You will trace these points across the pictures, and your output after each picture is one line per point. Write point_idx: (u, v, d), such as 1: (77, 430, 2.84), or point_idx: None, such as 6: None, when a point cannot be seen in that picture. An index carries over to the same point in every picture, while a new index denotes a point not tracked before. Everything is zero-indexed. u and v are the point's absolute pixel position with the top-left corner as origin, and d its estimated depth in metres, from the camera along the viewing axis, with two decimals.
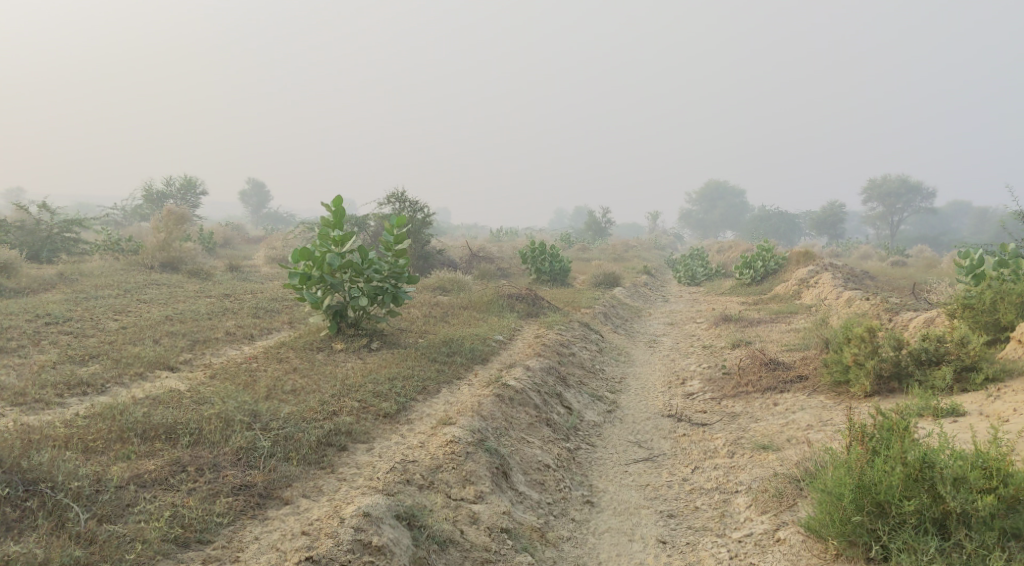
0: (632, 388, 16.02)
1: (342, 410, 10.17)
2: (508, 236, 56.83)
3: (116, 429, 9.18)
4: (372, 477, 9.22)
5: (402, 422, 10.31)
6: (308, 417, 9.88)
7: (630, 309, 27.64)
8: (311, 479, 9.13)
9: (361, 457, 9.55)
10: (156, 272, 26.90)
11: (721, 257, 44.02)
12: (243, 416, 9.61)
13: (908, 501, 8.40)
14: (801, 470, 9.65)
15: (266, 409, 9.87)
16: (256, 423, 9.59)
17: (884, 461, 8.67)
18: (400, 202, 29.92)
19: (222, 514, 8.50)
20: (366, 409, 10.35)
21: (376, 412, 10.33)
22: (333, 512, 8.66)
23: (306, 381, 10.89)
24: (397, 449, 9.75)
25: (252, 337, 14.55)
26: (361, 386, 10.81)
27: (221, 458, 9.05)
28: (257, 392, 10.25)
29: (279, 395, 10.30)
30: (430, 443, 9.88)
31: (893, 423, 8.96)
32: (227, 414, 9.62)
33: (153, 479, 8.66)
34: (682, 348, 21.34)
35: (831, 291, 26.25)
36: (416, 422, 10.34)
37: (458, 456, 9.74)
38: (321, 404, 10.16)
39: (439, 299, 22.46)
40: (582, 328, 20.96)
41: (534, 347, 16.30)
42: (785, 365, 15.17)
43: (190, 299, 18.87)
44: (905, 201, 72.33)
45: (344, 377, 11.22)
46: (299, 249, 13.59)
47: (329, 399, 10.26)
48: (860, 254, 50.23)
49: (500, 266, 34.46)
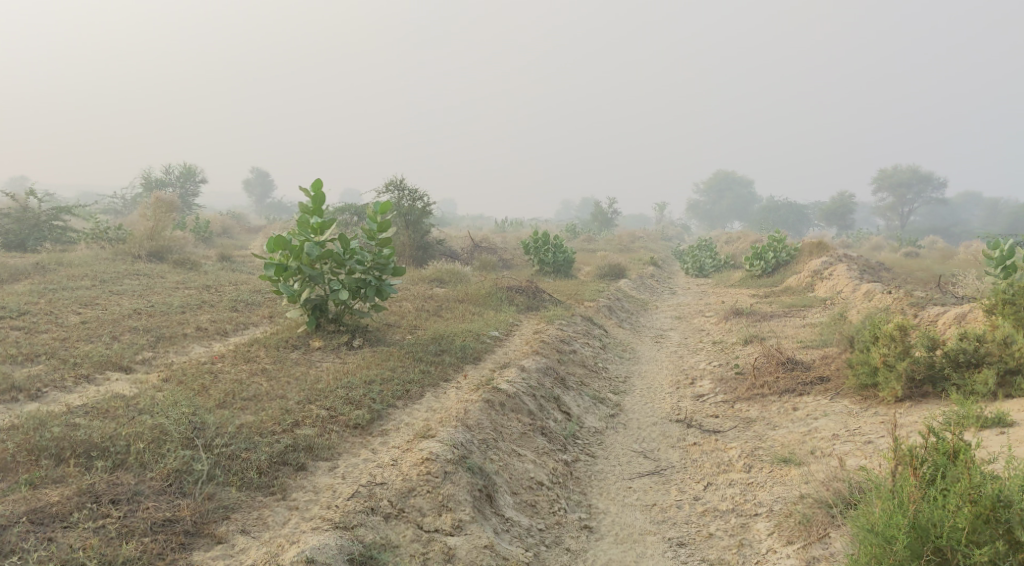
0: (638, 389, 14.84)
1: (305, 421, 9.07)
2: (513, 226, 55.64)
3: (26, 450, 8.09)
4: (329, 506, 8.15)
5: (375, 434, 9.19)
6: (263, 429, 8.77)
7: (636, 302, 26.44)
8: (256, 509, 8.05)
9: (321, 479, 8.45)
10: (142, 261, 25.73)
11: (729, 248, 42.73)
12: (182, 431, 8.48)
13: (981, 548, 7.32)
14: (831, 494, 8.45)
15: (214, 420, 8.74)
16: (197, 438, 8.46)
17: (948, 498, 7.59)
18: (399, 190, 28.67)
19: (131, 559, 7.42)
20: (334, 419, 9.23)
21: (345, 423, 9.21)
22: (272, 556, 7.63)
23: (272, 384, 9.76)
24: (364, 468, 8.64)
25: (225, 333, 13.40)
26: (333, 391, 9.68)
27: (145, 485, 7.94)
28: (209, 400, 9.12)
29: (236, 403, 9.17)
30: (404, 461, 8.75)
31: (950, 448, 7.90)
32: (164, 427, 8.49)
33: (54, 515, 7.57)
34: (691, 345, 20.16)
35: (847, 284, 24.99)
36: (392, 434, 9.20)
37: (434, 477, 8.61)
38: (281, 414, 9.05)
39: (435, 292, 21.28)
40: (585, 323, 19.80)
41: (532, 344, 15.13)
42: (804, 364, 13.99)
43: (169, 291, 17.72)
44: (916, 192, 70.80)
45: (315, 379, 10.08)
46: (275, 237, 12.46)
47: (292, 408, 9.15)
48: (871, 245, 48.87)
49: (503, 257, 33.24)
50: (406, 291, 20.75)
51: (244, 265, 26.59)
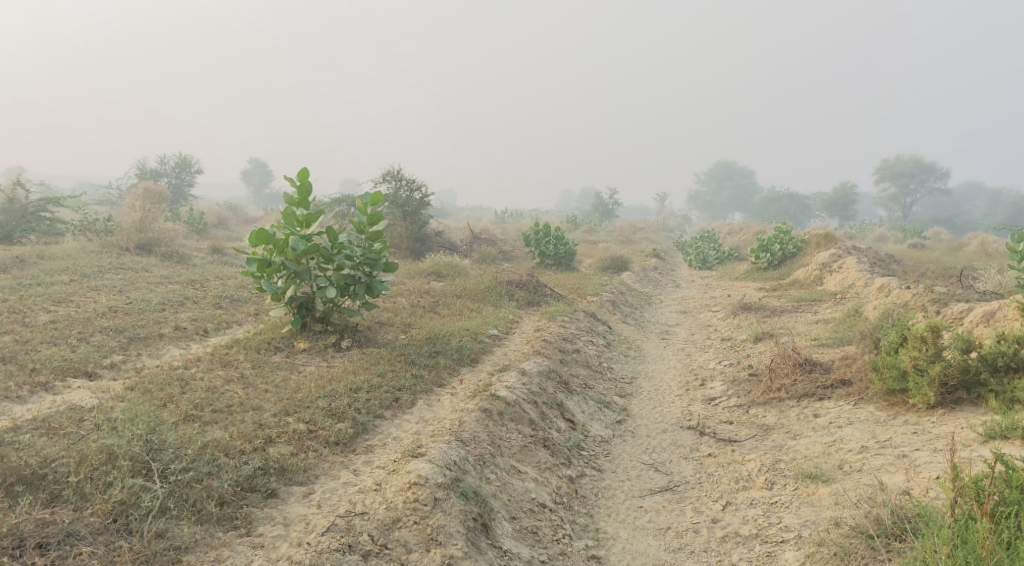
0: (645, 391, 13.98)
1: (280, 437, 8.35)
2: (514, 217, 54.72)
3: None
4: (300, 542, 7.43)
5: (358, 452, 8.45)
6: (231, 449, 8.06)
7: (639, 297, 25.54)
8: (213, 548, 7.34)
9: (293, 509, 7.75)
10: (129, 254, 24.82)
11: (732, 240, 41.74)
12: (135, 453, 7.72)
13: None
14: (877, 524, 7.77)
15: (174, 438, 7.99)
16: (152, 462, 7.71)
17: None
18: (395, 180, 27.73)
19: None
20: (314, 434, 8.50)
21: (324, 438, 8.47)
22: None
23: (248, 394, 8.96)
24: (343, 494, 7.89)
25: (206, 333, 12.53)
26: (313, 401, 8.91)
27: (82, 524, 7.22)
28: (175, 413, 8.38)
29: (204, 417, 8.43)
30: (389, 485, 7.95)
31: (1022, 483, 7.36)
32: (114, 449, 7.73)
33: None
34: (698, 342, 19.32)
35: (859, 278, 24.07)
36: (377, 452, 8.47)
37: (422, 505, 7.79)
38: (252, 430, 8.32)
39: (431, 287, 20.41)
40: (588, 319, 18.93)
41: (533, 343, 14.27)
42: (823, 366, 13.12)
43: (152, 286, 16.84)
44: (917, 182, 69.72)
45: (296, 387, 9.27)
46: (257, 231, 11.57)
47: (267, 423, 8.45)
48: (875, 237, 47.93)
49: (504, 250, 32.31)
50: (402, 287, 19.88)
51: (235, 257, 25.70)
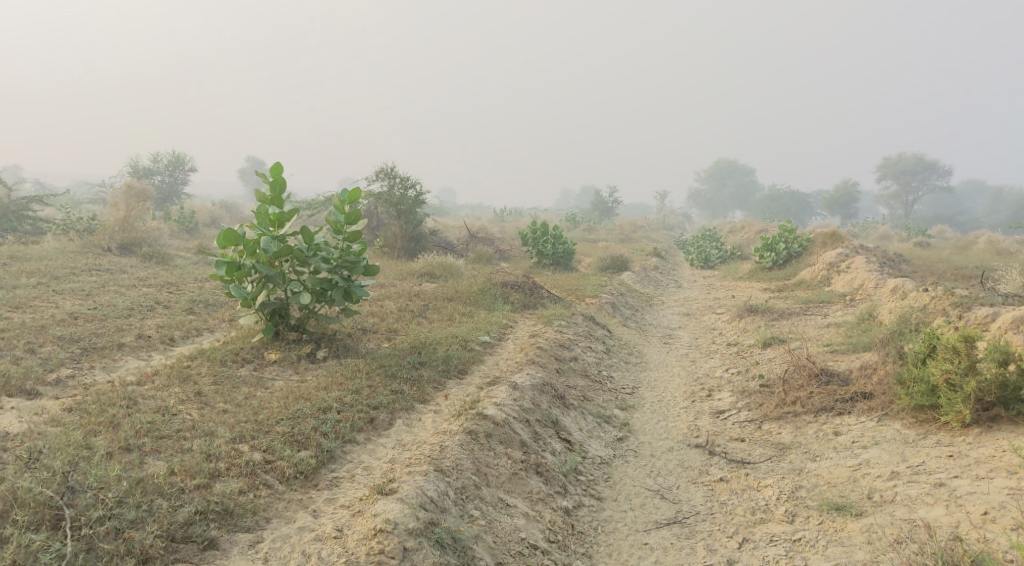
0: (648, 402, 13.01)
1: (231, 469, 7.67)
2: (513, 216, 53.60)
3: None
4: None
5: (322, 487, 7.78)
6: (168, 488, 7.36)
7: (641, 298, 24.55)
8: None
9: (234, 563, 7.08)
10: (110, 255, 23.81)
11: (735, 238, 40.73)
12: (48, 496, 6.99)
13: None
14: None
15: (99, 475, 7.27)
16: (66, 507, 6.99)
17: None
18: (389, 178, 26.76)
19: None
20: (271, 467, 7.80)
21: (283, 472, 7.78)
22: None
23: (201, 418, 8.15)
24: (296, 543, 7.25)
25: (171, 341, 11.53)
26: (274, 425, 8.18)
27: None
28: (113, 442, 7.68)
29: (146, 446, 7.73)
30: (351, 532, 7.32)
31: None
32: (24, 492, 7.01)
33: None
34: (702, 347, 18.38)
35: (869, 278, 23.08)
36: (343, 487, 7.79)
37: (388, 558, 7.16)
38: (197, 463, 7.61)
39: (422, 289, 19.42)
40: (586, 323, 17.98)
41: (527, 352, 13.34)
42: (840, 376, 12.16)
43: (125, 289, 15.87)
44: (921, 179, 68.68)
45: (259, 408, 8.42)
46: (225, 231, 10.60)
47: (216, 453, 7.76)
48: (880, 235, 46.85)
49: (502, 250, 31.28)
50: (391, 289, 18.89)
51: None
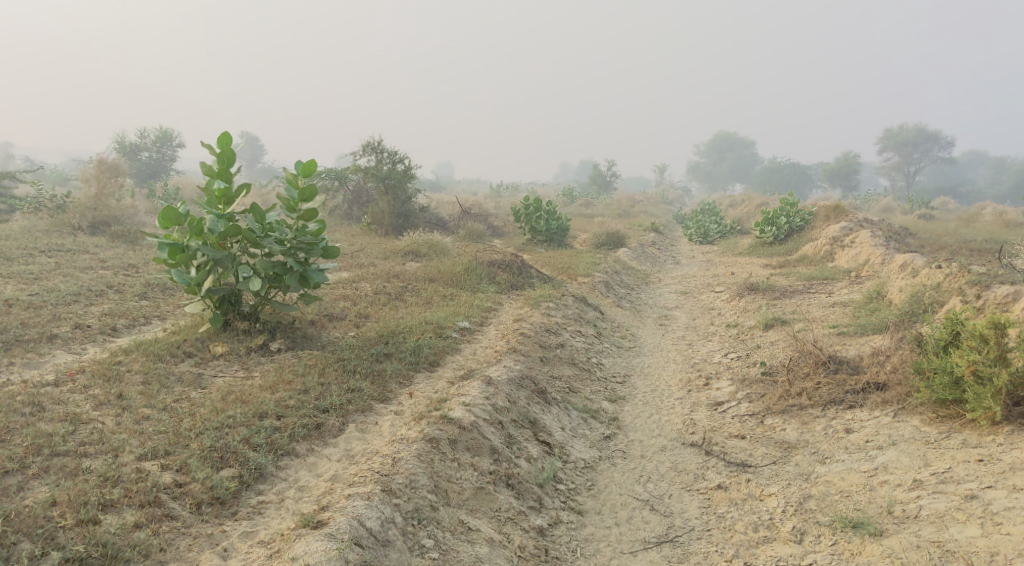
0: (640, 393, 11.93)
1: (129, 498, 6.92)
2: (508, 192, 52.26)
3: None
4: None
5: (240, 517, 7.02)
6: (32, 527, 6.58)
7: (636, 276, 23.42)
8: None
9: None
10: (81, 234, 22.63)
11: (735, 212, 39.52)
12: None
13: None
14: None
15: None
16: None
17: None
18: (376, 152, 25.66)
19: None
20: (182, 492, 7.07)
21: (198, 500, 7.04)
22: None
23: (110, 433, 7.44)
24: None
25: (114, 331, 10.36)
26: (195, 438, 7.48)
27: None
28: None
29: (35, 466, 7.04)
30: None
31: None
32: None
33: None
34: (700, 329, 17.35)
35: (874, 253, 21.99)
36: (267, 518, 7.04)
37: None
38: (86, 490, 6.88)
39: (403, 269, 18.32)
40: (577, 304, 16.93)
41: (510, 339, 12.26)
42: (850, 364, 11.09)
43: (85, 271, 14.82)
44: (921, 151, 67.35)
45: (181, 421, 7.67)
46: (166, 210, 9.53)
47: (113, 476, 7.03)
48: (881, 208, 45.62)
49: (494, 226, 30.07)
50: (370, 270, 17.79)
51: None
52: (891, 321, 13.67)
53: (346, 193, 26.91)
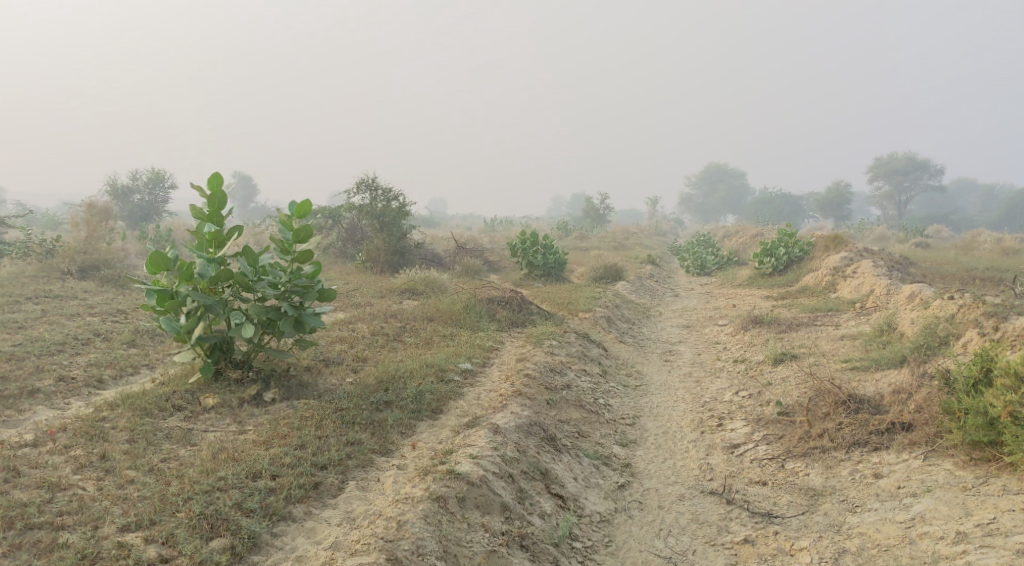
0: (651, 436, 11.42)
1: None
2: (502, 226, 51.88)
3: None
4: None
5: None
6: None
7: (637, 310, 22.96)
8: None
9: None
10: (69, 278, 22.10)
11: (731, 243, 39.15)
12: None
13: None
14: None
15: None
16: None
17: None
18: (371, 190, 25.25)
19: None
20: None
21: None
22: None
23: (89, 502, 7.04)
24: None
25: (100, 383, 9.84)
26: (182, 504, 7.07)
27: None
28: None
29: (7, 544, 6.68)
30: None
31: None
32: None
33: None
34: (706, 364, 16.87)
35: (879, 283, 21.59)
36: None
37: None
38: None
39: (400, 308, 17.85)
40: (580, 341, 16.46)
41: (514, 381, 11.78)
42: (871, 402, 10.62)
43: (72, 318, 14.30)
44: (913, 180, 67.34)
45: (167, 485, 7.26)
46: (155, 254, 9.09)
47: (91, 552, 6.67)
48: (876, 236, 45.35)
49: (492, 262, 29.62)
50: (366, 310, 17.30)
51: None
52: (905, 357, 13.22)
53: (340, 231, 26.50)
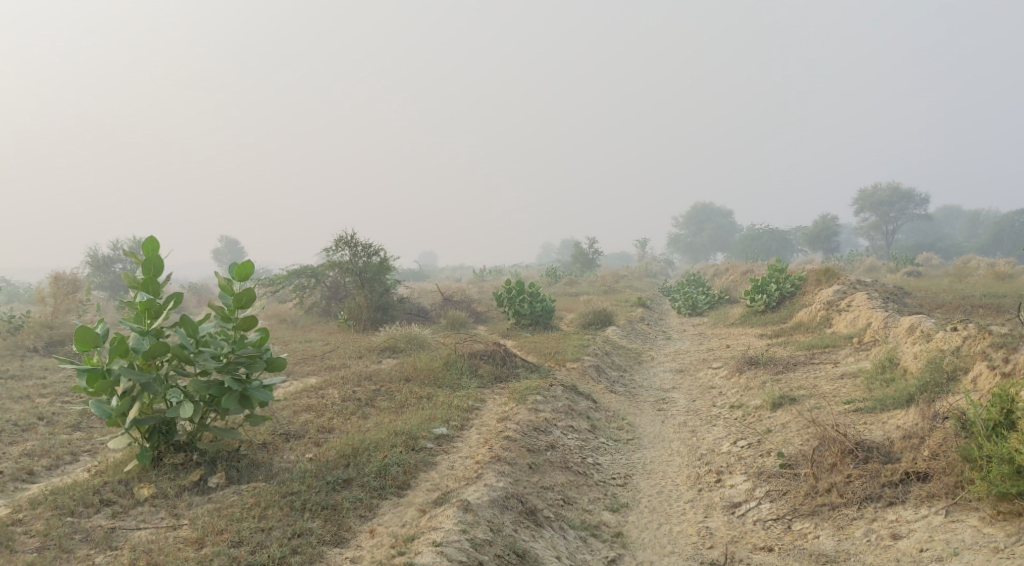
0: (645, 498, 10.47)
1: None
2: (490, 276, 50.94)
3: None
4: None
5: None
6: None
7: (628, 356, 22.01)
8: None
9: None
10: (35, 353, 21.08)
11: (721, 282, 38.36)
12: None
13: None
14: None
15: None
16: None
17: None
18: (350, 247, 24.36)
19: None
20: None
21: None
22: None
23: None
24: None
25: (31, 476, 8.97)
26: None
27: None
28: None
29: None
30: None
31: None
32: None
33: None
34: (702, 412, 15.96)
35: (876, 316, 20.74)
36: None
37: None
38: None
39: (377, 369, 16.92)
40: (568, 394, 15.55)
41: (493, 445, 10.85)
42: (880, 451, 9.75)
43: (24, 398, 13.35)
44: (899, 209, 66.93)
45: None
46: (82, 330, 8.22)
47: None
48: (867, 267, 44.64)
49: (479, 314, 28.69)
50: (342, 373, 16.38)
51: None
52: (912, 400, 12.35)
53: (323, 289, 25.48)
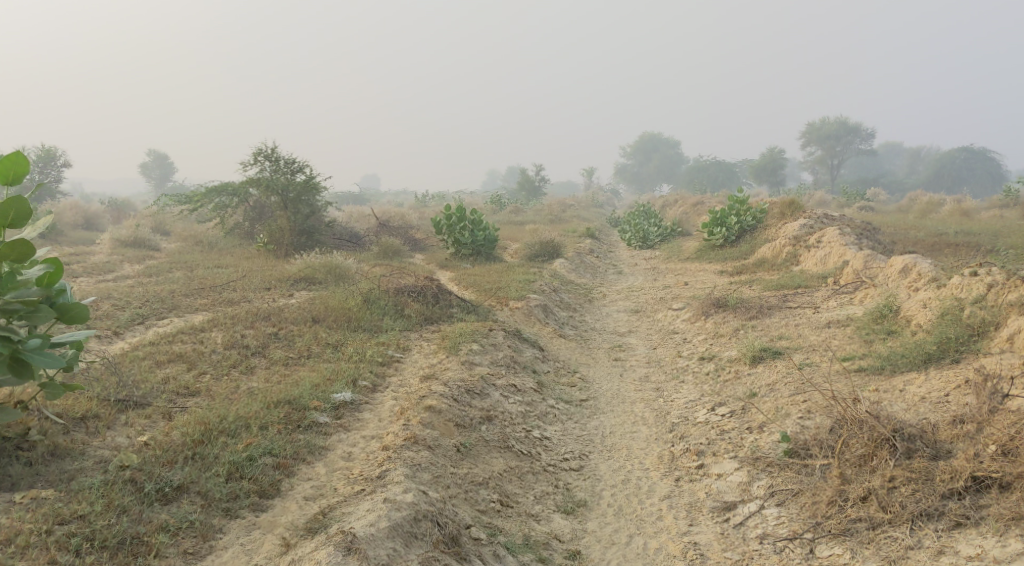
0: (610, 488, 7.81)
1: None
2: (433, 203, 47.69)
3: None
4: None
5: None
6: None
7: (577, 294, 19.37)
8: None
9: None
10: None
11: (674, 213, 35.78)
12: None
13: None
14: None
15: None
16: None
17: None
18: (271, 161, 20.90)
19: None
20: None
21: None
22: None
23: None
24: None
25: None
26: None
27: None
28: None
29: None
30: None
31: None
32: None
33: None
34: (668, 363, 13.42)
35: (854, 254, 18.25)
36: None
37: None
38: None
39: (283, 305, 14.01)
40: (509, 340, 12.87)
41: (409, 419, 8.05)
42: (923, 438, 7.05)
43: None
44: (844, 144, 64.73)
45: None
46: None
47: None
48: (817, 202, 42.46)
49: (414, 242, 25.62)
50: (239, 309, 13.46)
51: None
52: (936, 375, 9.92)
53: (246, 209, 22.28)
